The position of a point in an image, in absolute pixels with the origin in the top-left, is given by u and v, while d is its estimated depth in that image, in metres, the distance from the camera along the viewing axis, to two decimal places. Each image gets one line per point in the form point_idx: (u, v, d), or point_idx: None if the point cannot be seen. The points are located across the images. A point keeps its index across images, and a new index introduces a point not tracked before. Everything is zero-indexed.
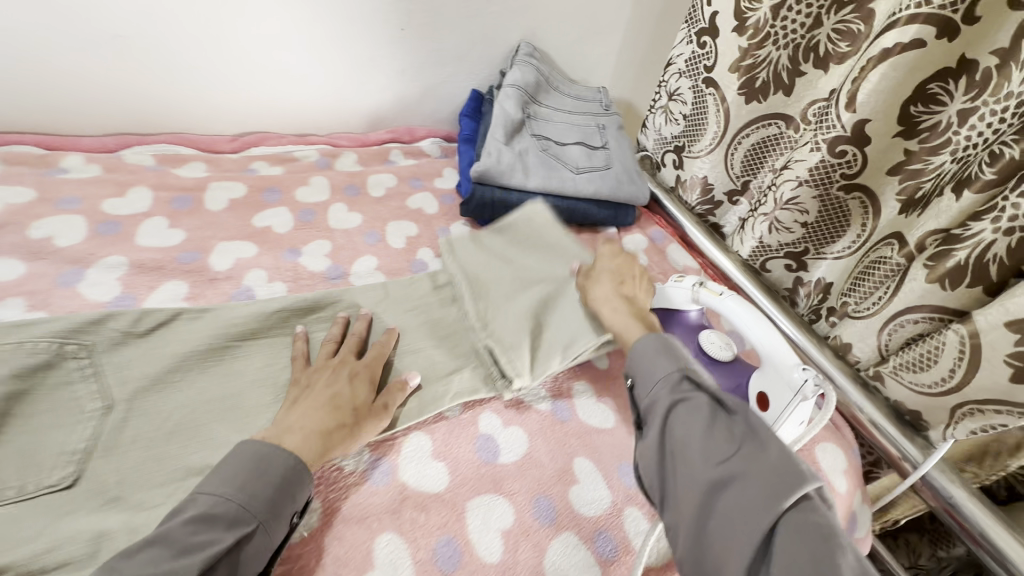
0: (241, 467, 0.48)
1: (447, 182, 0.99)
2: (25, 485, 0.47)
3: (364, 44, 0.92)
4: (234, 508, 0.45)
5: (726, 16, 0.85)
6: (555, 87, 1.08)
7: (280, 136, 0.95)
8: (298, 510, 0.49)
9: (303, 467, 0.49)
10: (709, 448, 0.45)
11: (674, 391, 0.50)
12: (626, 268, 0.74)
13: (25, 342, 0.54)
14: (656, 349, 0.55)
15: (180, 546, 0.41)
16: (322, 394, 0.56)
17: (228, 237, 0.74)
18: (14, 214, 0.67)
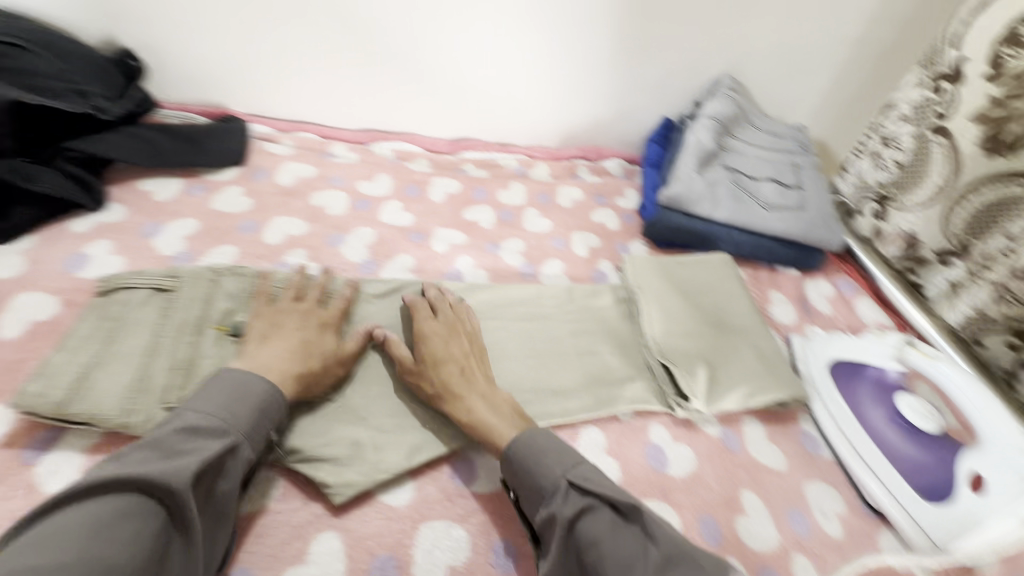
0: (223, 389, 0.49)
1: (629, 202, 1.04)
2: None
3: (577, 69, 1.00)
4: (215, 423, 0.46)
5: (978, 63, 0.81)
6: (751, 121, 1.07)
7: (487, 144, 1.07)
8: (276, 425, 0.51)
9: (277, 396, 0.51)
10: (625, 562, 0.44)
11: (569, 502, 0.48)
12: (453, 344, 0.61)
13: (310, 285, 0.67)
14: (533, 446, 0.52)
15: (171, 450, 0.43)
16: (295, 338, 0.57)
17: (445, 225, 0.87)
18: (302, 185, 0.85)
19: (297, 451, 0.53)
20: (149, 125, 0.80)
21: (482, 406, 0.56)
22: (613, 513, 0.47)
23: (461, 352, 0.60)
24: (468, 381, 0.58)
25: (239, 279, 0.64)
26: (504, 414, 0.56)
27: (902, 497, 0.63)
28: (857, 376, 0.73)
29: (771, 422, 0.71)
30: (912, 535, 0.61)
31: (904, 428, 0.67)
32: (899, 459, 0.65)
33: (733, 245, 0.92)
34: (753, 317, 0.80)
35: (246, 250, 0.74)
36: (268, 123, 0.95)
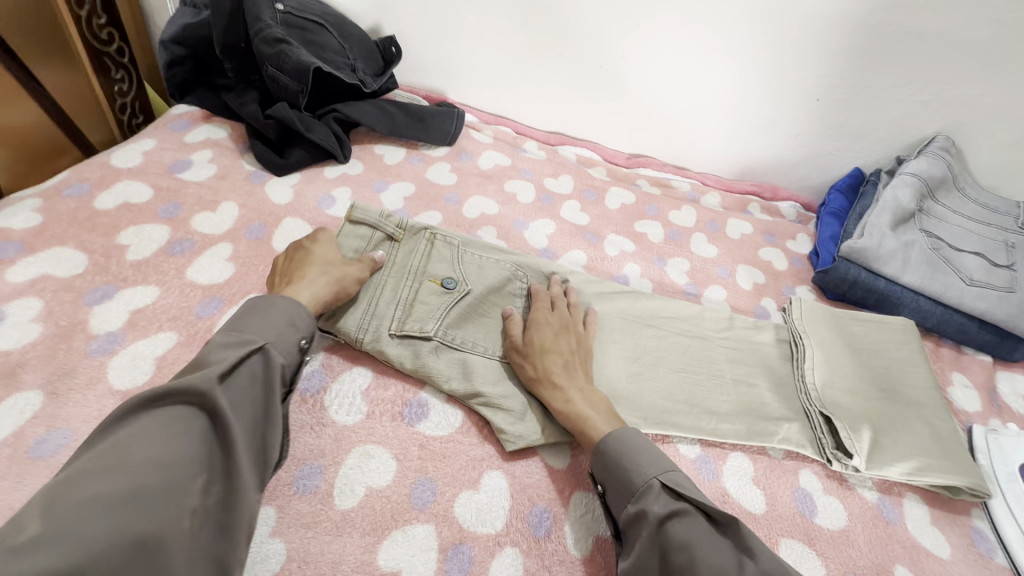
0: (249, 314, 0.51)
1: (800, 247, 1.01)
2: (487, 348, 0.64)
3: (775, 105, 1.00)
4: (240, 336, 0.48)
5: None
6: (960, 188, 0.98)
7: (662, 164, 1.11)
8: (303, 337, 0.53)
9: (301, 308, 0.54)
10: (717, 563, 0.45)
11: (661, 501, 0.49)
12: (562, 336, 0.64)
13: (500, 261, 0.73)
14: (626, 444, 0.54)
15: (201, 364, 0.45)
16: (324, 278, 0.60)
17: (617, 232, 0.91)
18: (498, 172, 0.95)
19: (482, 396, 0.59)
20: (390, 100, 0.94)
21: (580, 398, 0.58)
22: (703, 519, 0.48)
23: (568, 347, 0.64)
24: (568, 373, 0.61)
25: (447, 242, 0.71)
26: (601, 410, 0.58)
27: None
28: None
29: (938, 507, 0.65)
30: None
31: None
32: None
33: (918, 313, 0.85)
34: (934, 391, 0.74)
35: (449, 218, 0.84)
36: (475, 114, 1.07)
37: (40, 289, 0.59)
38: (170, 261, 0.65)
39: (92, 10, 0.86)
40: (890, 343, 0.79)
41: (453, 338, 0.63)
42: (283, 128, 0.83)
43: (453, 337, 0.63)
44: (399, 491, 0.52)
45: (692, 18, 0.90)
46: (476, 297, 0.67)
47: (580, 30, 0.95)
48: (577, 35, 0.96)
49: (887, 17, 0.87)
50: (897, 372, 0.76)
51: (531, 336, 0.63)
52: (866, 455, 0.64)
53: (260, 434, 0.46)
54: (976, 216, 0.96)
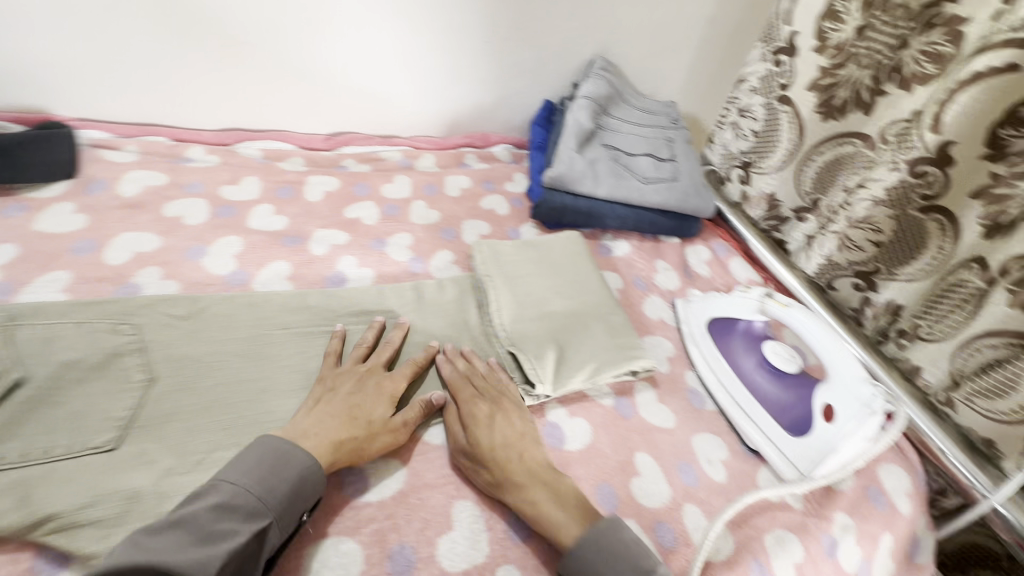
0: (261, 461, 0.49)
1: (518, 187, 1.05)
2: (72, 444, 0.50)
3: (451, 55, 0.99)
4: (252, 500, 0.47)
5: (806, 36, 0.90)
6: (625, 101, 1.11)
7: (367, 137, 1.03)
8: (306, 508, 0.50)
9: (319, 472, 0.51)
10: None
11: None
12: (510, 429, 0.61)
13: (85, 323, 0.58)
14: (595, 538, 0.51)
15: (203, 533, 0.43)
16: (343, 402, 0.58)
17: (324, 226, 0.82)
18: (150, 196, 0.76)
19: (55, 517, 0.45)
20: None
21: (547, 497, 0.55)
22: None
23: (505, 433, 0.59)
24: (540, 483, 0.56)
25: None
26: (570, 508, 0.54)
27: (773, 437, 0.69)
28: (729, 332, 0.80)
29: (661, 387, 0.75)
30: (789, 473, 0.66)
31: (768, 372, 0.74)
32: (764, 398, 0.72)
33: (618, 220, 0.95)
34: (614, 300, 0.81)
35: (84, 274, 0.65)
36: (106, 128, 0.84)
37: None
38: None
39: None
40: (564, 259, 0.85)
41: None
42: None
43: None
44: None
45: None
46: (40, 390, 0.53)
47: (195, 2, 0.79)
48: (192, 10, 0.79)
49: None
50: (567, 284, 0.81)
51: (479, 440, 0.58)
52: (550, 379, 0.67)
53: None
54: (641, 122, 1.09)
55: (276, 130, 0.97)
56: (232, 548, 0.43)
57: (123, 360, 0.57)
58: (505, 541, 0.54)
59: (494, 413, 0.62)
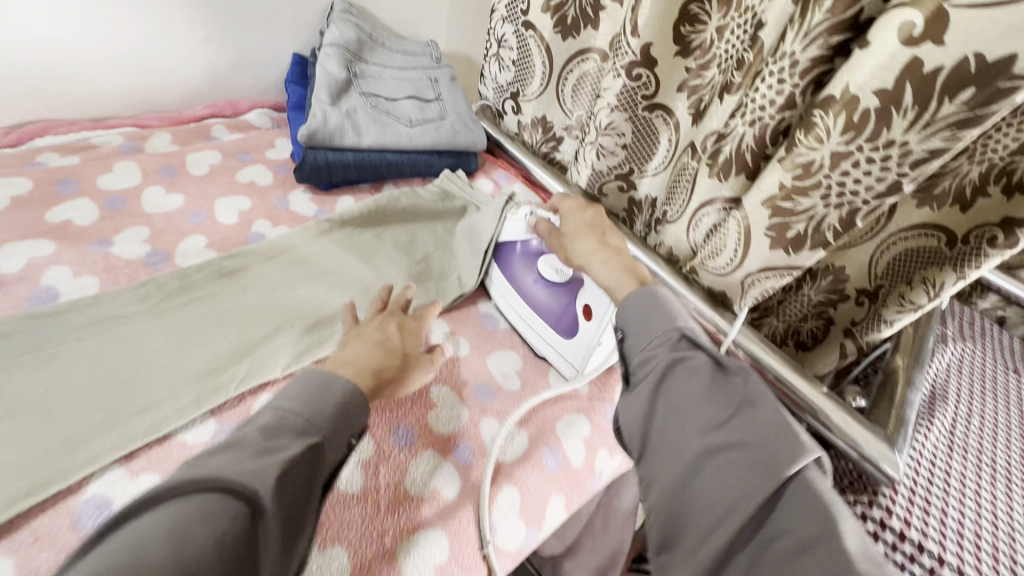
0: (306, 386, 0.51)
1: (282, 153, 0.96)
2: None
3: (151, 11, 0.84)
4: (301, 421, 0.48)
5: None
6: (380, 44, 1.06)
7: (70, 123, 0.85)
8: (353, 432, 0.52)
9: (361, 397, 0.53)
10: (695, 410, 0.49)
11: (697, 429, 0.49)
12: (594, 216, 0.72)
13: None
14: (641, 307, 0.58)
15: (261, 449, 0.44)
16: (372, 337, 0.60)
17: (17, 238, 0.67)
18: None
19: None
20: None
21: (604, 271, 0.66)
22: (742, 446, 0.47)
23: (582, 222, 0.71)
24: (612, 251, 0.67)
25: None
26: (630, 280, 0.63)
27: (553, 344, 0.74)
28: (512, 253, 0.79)
29: (456, 319, 0.78)
30: (565, 368, 0.73)
31: (543, 284, 0.75)
32: (542, 311, 0.75)
33: (393, 167, 0.94)
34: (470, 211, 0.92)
35: None
36: None
37: None
38: None
39: None
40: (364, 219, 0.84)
41: None
42: None
43: None
44: None
45: None
46: None
47: None
48: None
49: None
50: (341, 252, 0.79)
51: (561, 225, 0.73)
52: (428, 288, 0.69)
53: (294, 520, 0.43)
54: (402, 64, 1.06)
55: None
56: (285, 462, 0.43)
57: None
58: None
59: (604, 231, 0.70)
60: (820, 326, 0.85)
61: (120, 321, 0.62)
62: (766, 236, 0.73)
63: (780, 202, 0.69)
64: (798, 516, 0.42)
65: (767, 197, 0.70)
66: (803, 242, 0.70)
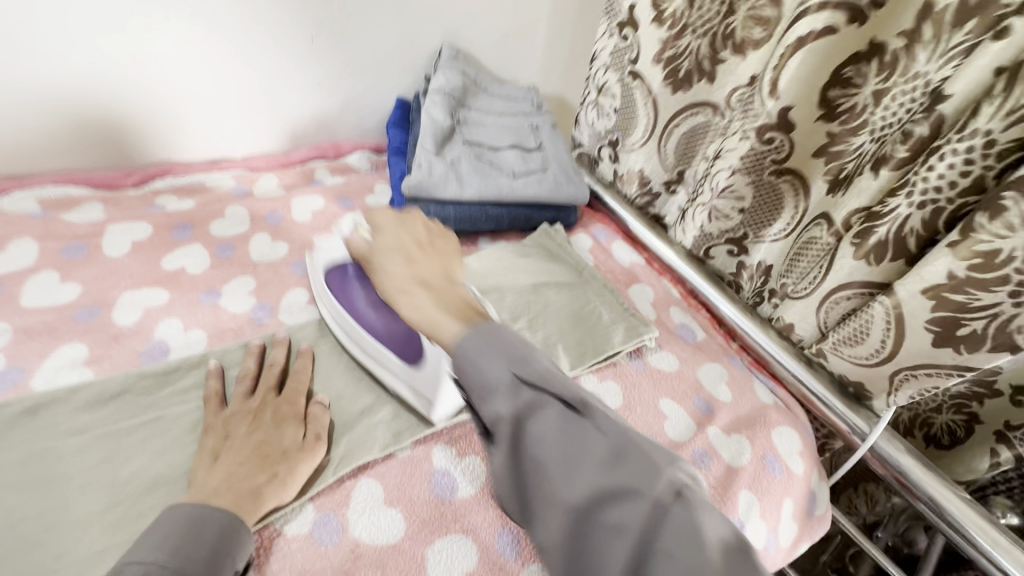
0: (173, 531, 0.43)
1: (381, 199, 0.94)
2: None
3: (269, 60, 0.85)
4: (167, 572, 0.40)
5: (642, 7, 0.86)
6: (483, 90, 1.03)
7: (189, 164, 0.87)
8: (240, 563, 0.45)
9: (240, 522, 0.46)
10: (545, 473, 0.37)
11: (512, 399, 0.40)
12: (410, 236, 0.60)
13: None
14: (477, 343, 0.43)
15: None
16: (246, 443, 0.53)
17: (133, 285, 0.67)
18: None
19: None
20: None
21: (437, 303, 0.51)
22: (561, 409, 0.39)
23: (399, 243, 0.58)
24: (423, 288, 0.53)
25: None
26: (450, 310, 0.50)
27: (415, 386, 0.62)
28: (346, 280, 0.67)
29: None
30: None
31: (386, 306, 0.64)
32: (399, 345, 0.63)
33: (493, 221, 0.90)
34: (574, 273, 0.89)
35: None
36: None
37: None
38: None
39: None
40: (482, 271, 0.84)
41: None
42: None
43: None
44: None
45: None
46: None
47: None
48: None
49: None
50: None
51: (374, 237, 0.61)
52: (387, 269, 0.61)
53: None
54: (503, 111, 1.03)
55: (60, 172, 0.79)
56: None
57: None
58: None
59: (418, 255, 0.58)
60: (960, 421, 0.73)
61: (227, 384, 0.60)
62: (925, 329, 0.63)
63: (947, 293, 0.60)
64: (682, 545, 0.33)
65: (929, 285, 0.61)
66: (979, 343, 0.60)
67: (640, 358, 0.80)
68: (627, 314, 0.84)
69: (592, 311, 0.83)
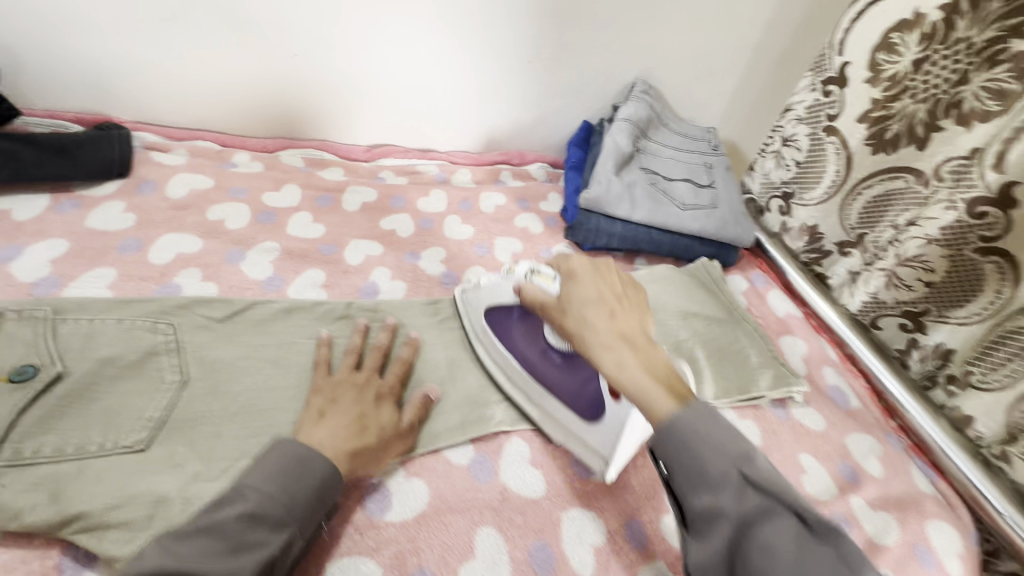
0: (284, 466, 0.46)
1: (552, 206, 1.03)
2: (105, 442, 0.50)
3: (492, 73, 0.98)
4: (279, 509, 0.44)
5: (860, 67, 0.84)
6: (665, 124, 1.09)
7: (405, 150, 1.03)
8: (325, 512, 0.48)
9: (337, 475, 0.48)
10: (706, 476, 0.39)
11: (736, 497, 0.38)
12: (606, 287, 0.54)
13: (124, 319, 0.59)
14: (699, 427, 0.41)
15: (232, 543, 0.40)
16: (348, 410, 0.54)
17: (360, 235, 0.83)
18: (198, 198, 0.78)
19: (83, 516, 0.45)
20: (11, 134, 0.70)
21: (630, 359, 0.47)
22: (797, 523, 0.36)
23: (596, 293, 0.53)
24: (625, 342, 0.48)
25: (26, 318, 0.55)
26: (653, 381, 0.45)
27: (569, 428, 0.61)
28: (507, 320, 0.66)
29: None
30: (594, 464, 0.59)
31: (553, 352, 0.62)
32: (540, 375, 0.63)
33: (654, 245, 0.94)
34: (725, 310, 0.89)
35: (127, 271, 0.66)
36: (157, 129, 0.87)
37: None
38: None
39: None
40: None
41: (30, 450, 0.47)
42: None
43: (26, 451, 0.47)
44: None
45: None
46: (76, 381, 0.52)
47: (251, 15, 0.80)
48: (243, 21, 0.81)
49: None
50: None
51: (572, 280, 0.55)
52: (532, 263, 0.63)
53: None
54: (680, 146, 1.07)
55: (320, 140, 0.98)
56: (262, 560, 0.40)
57: (157, 359, 0.57)
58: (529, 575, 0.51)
59: (615, 306, 0.52)
60: None
61: (417, 330, 0.70)
62: None
63: None
64: None
65: None
66: None
67: (783, 408, 0.78)
68: (777, 362, 0.83)
69: (738, 351, 0.83)
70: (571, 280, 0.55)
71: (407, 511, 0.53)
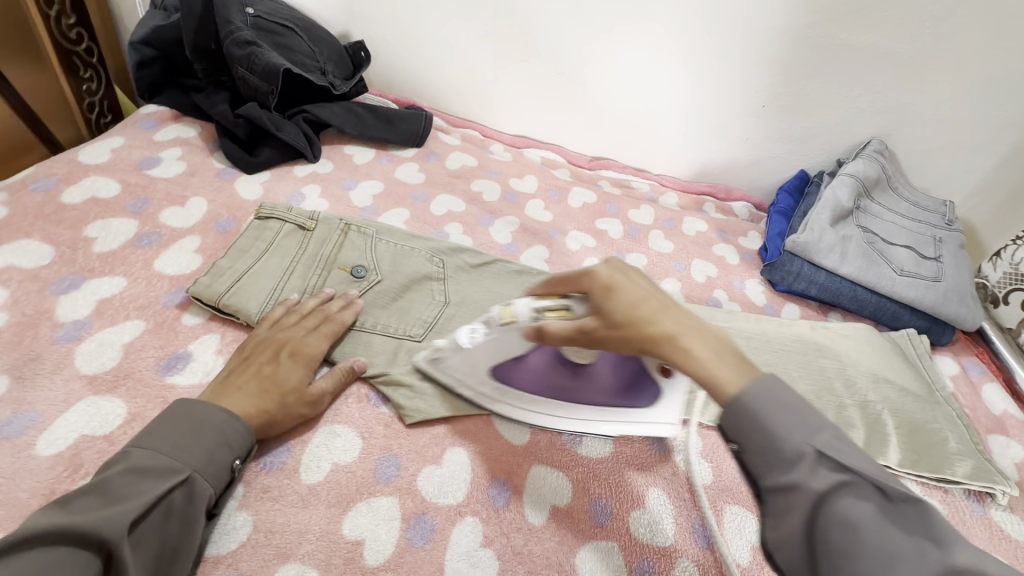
0: (175, 426, 0.50)
1: (751, 243, 1.06)
2: (398, 328, 0.67)
3: (723, 112, 1.06)
4: (164, 460, 0.47)
5: None
6: (894, 188, 1.05)
7: (623, 166, 1.15)
8: (238, 456, 0.51)
9: (236, 421, 0.52)
10: (783, 456, 0.41)
11: (820, 472, 0.40)
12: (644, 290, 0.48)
13: (416, 249, 0.76)
14: (763, 399, 0.42)
15: (114, 494, 0.43)
16: (256, 376, 0.56)
17: (579, 227, 0.97)
18: (466, 173, 0.99)
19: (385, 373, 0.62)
20: (361, 102, 0.97)
21: (701, 345, 0.44)
22: (879, 496, 0.39)
23: (637, 293, 0.47)
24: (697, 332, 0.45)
25: (361, 233, 0.74)
26: (730, 360, 0.44)
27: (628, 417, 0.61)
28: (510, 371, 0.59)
29: None
30: (667, 430, 0.61)
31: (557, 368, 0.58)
32: (558, 390, 0.60)
33: (856, 302, 0.93)
34: (925, 388, 0.84)
35: (416, 215, 0.88)
36: (443, 116, 1.13)
37: (5, 279, 0.62)
38: (138, 254, 0.68)
39: (61, 9, 0.93)
40: (833, 340, 0.89)
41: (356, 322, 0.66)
42: (253, 128, 0.85)
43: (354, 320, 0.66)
44: (364, 467, 0.56)
45: (645, 20, 0.95)
46: (385, 284, 0.70)
47: (540, 38, 1.00)
48: (532, 43, 1.01)
49: (821, 30, 0.93)
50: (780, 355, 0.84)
51: (611, 292, 0.48)
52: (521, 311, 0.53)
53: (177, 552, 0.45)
54: (907, 213, 1.03)
55: (555, 145, 1.15)
56: (134, 504, 0.42)
57: (432, 283, 0.73)
58: (690, 542, 0.56)
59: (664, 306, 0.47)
60: None
61: None
62: None
63: None
64: None
65: None
66: None
67: (980, 504, 0.72)
68: (980, 455, 0.76)
69: (935, 431, 0.78)
70: (607, 293, 0.48)
71: (591, 451, 0.62)
